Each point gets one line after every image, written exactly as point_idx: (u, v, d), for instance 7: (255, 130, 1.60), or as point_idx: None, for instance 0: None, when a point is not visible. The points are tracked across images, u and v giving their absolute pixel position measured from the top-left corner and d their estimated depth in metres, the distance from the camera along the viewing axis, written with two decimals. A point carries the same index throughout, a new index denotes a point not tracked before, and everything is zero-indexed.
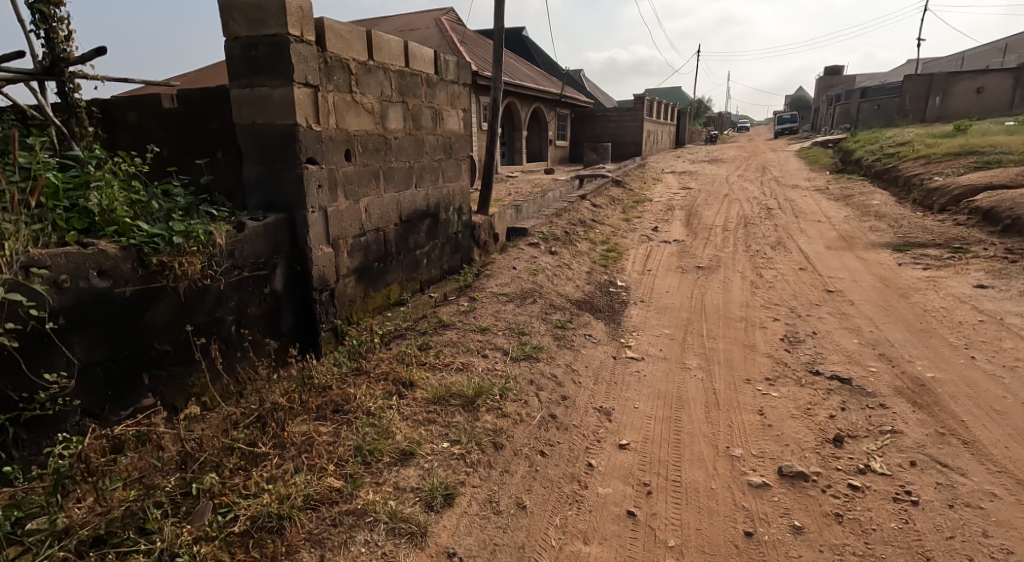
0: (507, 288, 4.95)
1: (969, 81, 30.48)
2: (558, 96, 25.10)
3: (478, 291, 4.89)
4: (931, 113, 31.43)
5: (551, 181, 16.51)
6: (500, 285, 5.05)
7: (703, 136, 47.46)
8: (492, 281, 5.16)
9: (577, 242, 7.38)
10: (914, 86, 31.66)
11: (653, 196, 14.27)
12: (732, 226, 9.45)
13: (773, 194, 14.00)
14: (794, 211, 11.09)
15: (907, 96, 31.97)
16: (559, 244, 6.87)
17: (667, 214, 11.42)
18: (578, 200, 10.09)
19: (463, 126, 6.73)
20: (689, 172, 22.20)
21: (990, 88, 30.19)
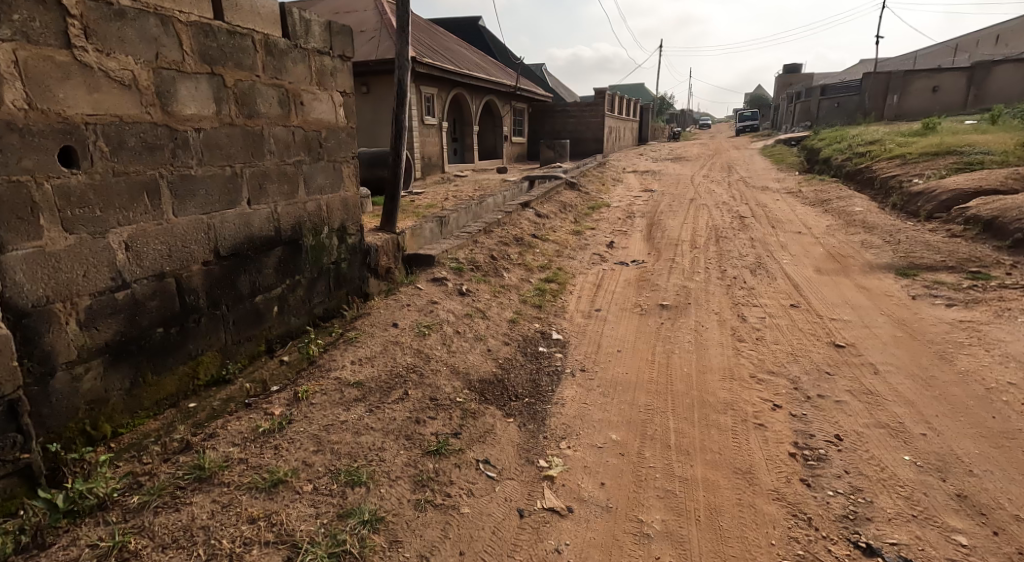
0: (368, 368, 3.23)
1: (926, 80, 29.97)
2: (513, 89, 23.35)
3: (323, 376, 3.11)
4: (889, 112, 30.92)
5: (500, 182, 14.81)
6: (361, 359, 3.31)
7: (664, 133, 46.46)
8: (353, 352, 3.39)
9: (506, 270, 5.67)
10: (872, 85, 31.64)
11: (611, 200, 12.65)
12: (701, 241, 7.89)
13: (742, 198, 12.60)
14: (771, 221, 9.64)
15: (866, 95, 31.89)
16: (479, 277, 5.15)
17: (626, 223, 9.82)
18: (519, 208, 8.38)
19: (341, 116, 4.92)
20: (652, 171, 20.78)
21: (946, 87, 29.68)
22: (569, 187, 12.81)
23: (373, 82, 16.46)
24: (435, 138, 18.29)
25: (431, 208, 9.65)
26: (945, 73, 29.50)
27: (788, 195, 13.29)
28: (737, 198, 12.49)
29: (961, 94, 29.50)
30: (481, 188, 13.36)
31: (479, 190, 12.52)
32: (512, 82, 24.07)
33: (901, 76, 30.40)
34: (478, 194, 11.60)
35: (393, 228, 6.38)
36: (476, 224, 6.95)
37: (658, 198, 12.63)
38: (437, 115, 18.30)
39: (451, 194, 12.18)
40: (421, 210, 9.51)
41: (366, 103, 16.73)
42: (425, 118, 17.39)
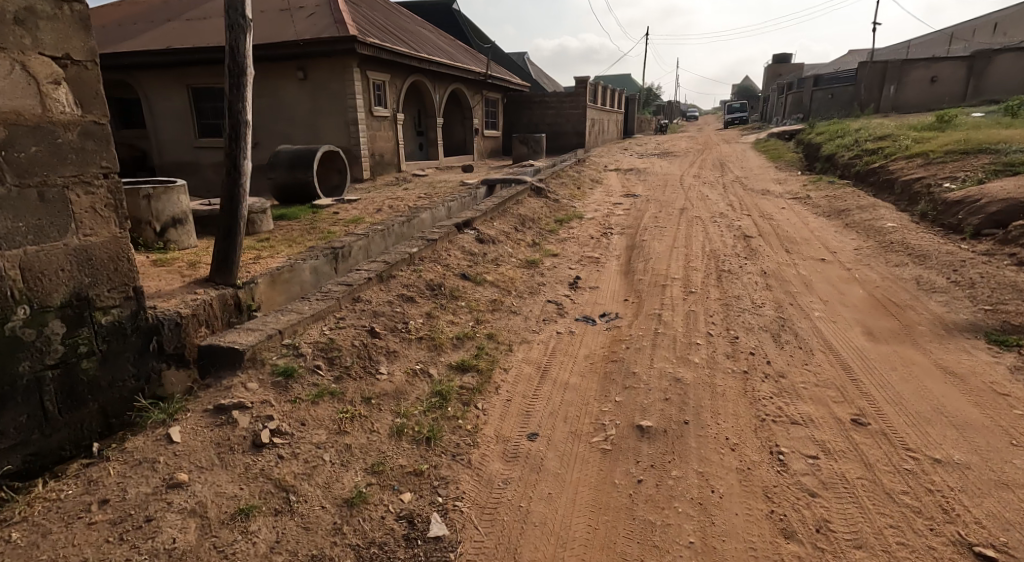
0: None
1: (923, 70, 28.13)
2: (482, 77, 21.18)
3: None
4: (885, 104, 29.16)
5: (459, 184, 12.69)
6: None
7: (650, 126, 44.52)
8: None
9: (392, 355, 3.51)
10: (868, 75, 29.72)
11: (586, 209, 10.55)
12: (694, 279, 5.83)
13: (742, 207, 10.55)
14: (782, 243, 7.58)
15: (862, 85, 29.96)
16: (325, 389, 3.01)
17: (600, 246, 7.74)
18: (452, 231, 6.27)
19: (65, 101, 2.79)
20: (636, 169, 18.71)
21: (944, 77, 27.88)
22: (534, 193, 10.70)
23: (311, 66, 14.36)
24: (389, 132, 16.11)
25: (348, 228, 7.54)
26: (944, 62, 27.70)
27: (795, 202, 11.24)
28: (736, 207, 10.42)
29: (962, 85, 27.63)
30: (431, 194, 11.27)
31: (427, 197, 10.40)
32: (483, 69, 21.88)
33: (897, 65, 28.62)
34: (421, 204, 9.47)
35: (235, 279, 4.22)
36: (370, 265, 4.79)
37: (641, 207, 10.56)
38: (391, 107, 16.11)
39: (391, 202, 10.04)
40: (334, 231, 7.42)
41: (304, 92, 14.65)
42: (374, 108, 15.21)
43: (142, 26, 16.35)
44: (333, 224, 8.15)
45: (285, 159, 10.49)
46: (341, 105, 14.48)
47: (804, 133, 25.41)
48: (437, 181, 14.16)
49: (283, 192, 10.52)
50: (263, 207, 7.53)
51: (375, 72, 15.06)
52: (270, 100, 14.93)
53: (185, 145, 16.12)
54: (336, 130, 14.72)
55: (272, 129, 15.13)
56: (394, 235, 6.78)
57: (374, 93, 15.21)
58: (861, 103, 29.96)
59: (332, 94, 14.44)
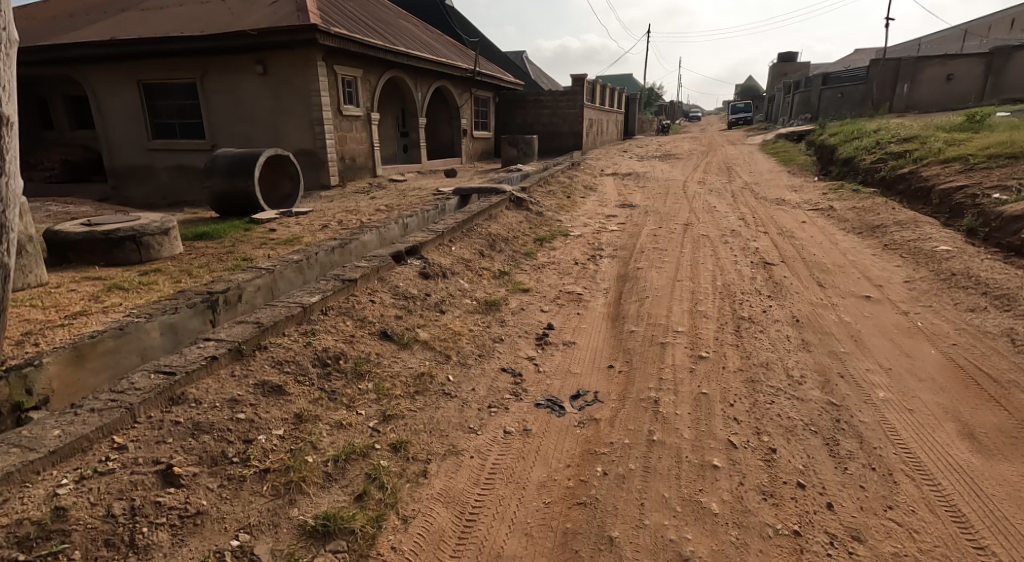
0: None
1: (938, 67, 26.61)
2: (469, 73, 19.75)
3: None
4: (898, 103, 27.68)
5: (433, 192, 11.27)
6: None
7: (651, 126, 43.02)
8: None
9: (163, 547, 2.17)
10: (880, 72, 28.21)
11: (574, 223, 9.12)
12: (703, 332, 4.37)
13: (756, 221, 9.08)
14: (811, 272, 6.12)
15: (873, 83, 28.43)
16: None
17: (585, 276, 6.30)
18: (385, 263, 4.81)
19: None
20: (635, 174, 17.31)
21: (961, 75, 26.34)
22: (514, 204, 9.26)
23: (271, 60, 12.95)
24: (362, 134, 14.77)
25: (271, 253, 6.09)
26: (961, 58, 26.14)
27: (816, 216, 9.78)
28: (747, 221, 8.97)
29: (979, 83, 26.10)
30: (398, 204, 9.85)
31: (388, 209, 8.97)
32: (471, 65, 20.46)
33: (911, 62, 27.09)
34: (376, 218, 8.04)
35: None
36: (234, 326, 3.29)
37: (638, 222, 9.10)
38: (363, 105, 14.71)
39: (344, 215, 8.61)
40: (253, 256, 5.99)
41: (264, 88, 13.25)
42: (343, 106, 13.80)
43: (91, 16, 14.92)
44: (259, 246, 6.71)
45: (224, 164, 9.04)
46: (305, 103, 13.07)
47: (814, 134, 23.95)
48: (411, 188, 12.74)
49: (222, 203, 9.11)
50: (167, 226, 6.08)
51: (344, 66, 13.67)
52: (229, 98, 13.57)
53: (137, 146, 14.68)
54: (301, 131, 13.33)
55: (231, 130, 13.81)
56: (318, 266, 5.35)
57: (343, 90, 13.81)
58: (873, 103, 28.45)
59: (295, 91, 13.03)
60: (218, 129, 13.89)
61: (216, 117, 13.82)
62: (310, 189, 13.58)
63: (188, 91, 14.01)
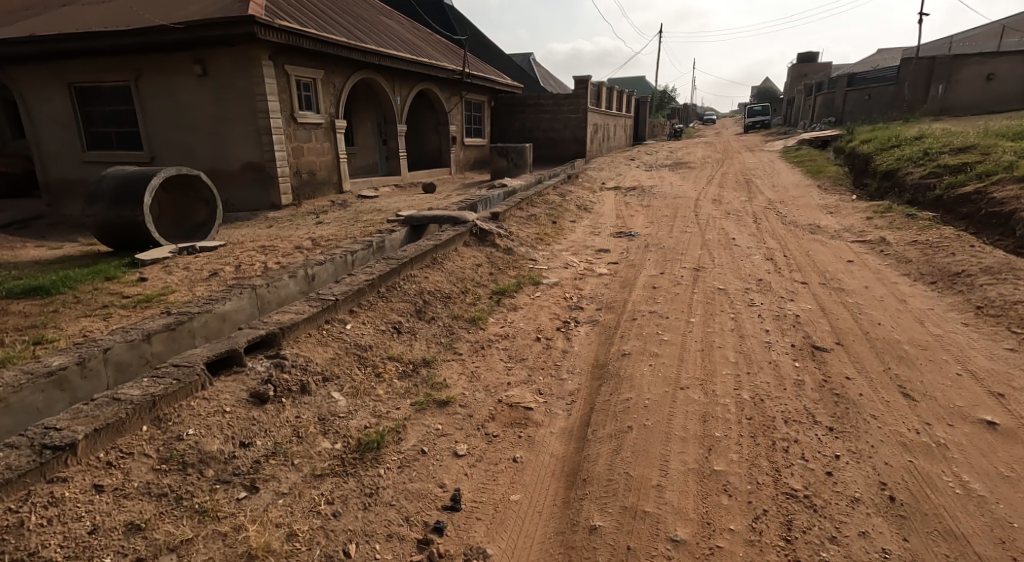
0: None
1: (977, 66, 24.21)
2: (457, 74, 17.91)
3: None
4: (931, 105, 25.26)
5: (393, 217, 9.44)
6: None
7: (664, 131, 40.83)
8: None
9: None
10: (912, 72, 25.87)
11: (554, 264, 7.26)
12: (722, 547, 2.47)
13: (787, 263, 7.09)
14: (882, 367, 4.11)
15: (904, 83, 26.11)
16: None
17: (545, 366, 4.32)
18: (175, 387, 2.85)
19: None
20: (641, 188, 15.41)
21: (1003, 74, 23.94)
22: (477, 242, 7.34)
23: (211, 59, 11.07)
24: (323, 143, 12.93)
25: (82, 336, 4.19)
26: (1002, 56, 23.82)
27: (862, 255, 7.76)
28: (776, 263, 6.96)
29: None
30: (340, 235, 8.01)
31: (314, 243, 7.09)
32: (460, 66, 18.61)
33: (946, 60, 24.70)
34: (286, 262, 6.15)
35: None
36: None
37: (633, 267, 7.13)
38: (325, 112, 12.88)
39: (254, 254, 6.72)
40: (53, 339, 4.10)
41: (205, 92, 11.35)
42: (298, 113, 11.97)
43: (20, 10, 13.14)
44: (91, 313, 4.82)
45: (109, 189, 7.09)
46: (250, 110, 11.18)
47: (841, 141, 21.85)
48: (372, 210, 10.90)
49: (107, 237, 7.20)
50: None
51: (299, 66, 11.84)
52: (165, 103, 11.67)
53: (70, 158, 12.86)
54: (246, 141, 11.44)
55: (171, 140, 11.91)
56: (110, 371, 3.43)
57: (298, 94, 11.98)
58: (905, 105, 26.11)
59: (239, 94, 11.14)
60: (155, 138, 11.99)
61: (152, 125, 11.91)
62: (259, 209, 11.74)
63: (123, 95, 12.13)
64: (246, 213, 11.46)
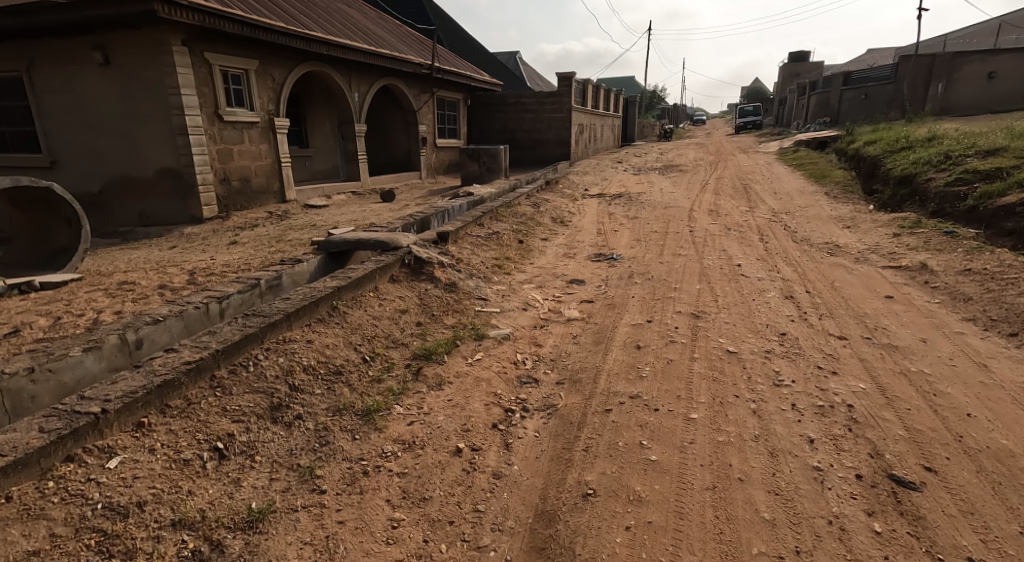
0: None
1: (979, 63, 22.84)
2: (425, 68, 16.19)
3: None
4: (931, 104, 23.78)
5: (325, 235, 7.77)
6: None
7: (654, 131, 39.35)
8: None
9: None
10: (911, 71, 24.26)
11: (511, 305, 5.66)
12: None
13: (811, 305, 5.46)
14: (1021, 535, 2.47)
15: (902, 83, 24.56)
16: None
17: (456, 518, 2.67)
18: None
19: None
20: (628, 195, 13.85)
21: (1005, 72, 22.60)
22: (411, 277, 5.65)
23: (114, 45, 9.24)
24: (258, 144, 11.12)
25: None
26: (1005, 53, 22.47)
27: (900, 291, 6.17)
28: (799, 307, 5.33)
29: None
30: (243, 261, 6.32)
31: (191, 278, 5.35)
32: (428, 59, 16.88)
33: (947, 57, 23.23)
34: (127, 313, 4.40)
35: None
36: None
37: (613, 313, 5.47)
38: (260, 109, 11.10)
39: (99, 295, 4.96)
40: None
41: (109, 84, 9.50)
42: (225, 110, 10.19)
43: None
44: None
45: None
46: (161, 105, 9.34)
47: (842, 142, 20.45)
48: (306, 226, 9.18)
49: None
50: None
51: (226, 55, 10.06)
52: (64, 98, 9.78)
53: None
54: (160, 143, 9.60)
55: (72, 141, 9.98)
56: None
57: (225, 88, 10.20)
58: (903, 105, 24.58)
59: (148, 86, 9.30)
60: (57, 140, 10.07)
61: (50, 124, 10.01)
62: (177, 223, 9.91)
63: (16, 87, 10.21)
64: (160, 229, 9.66)
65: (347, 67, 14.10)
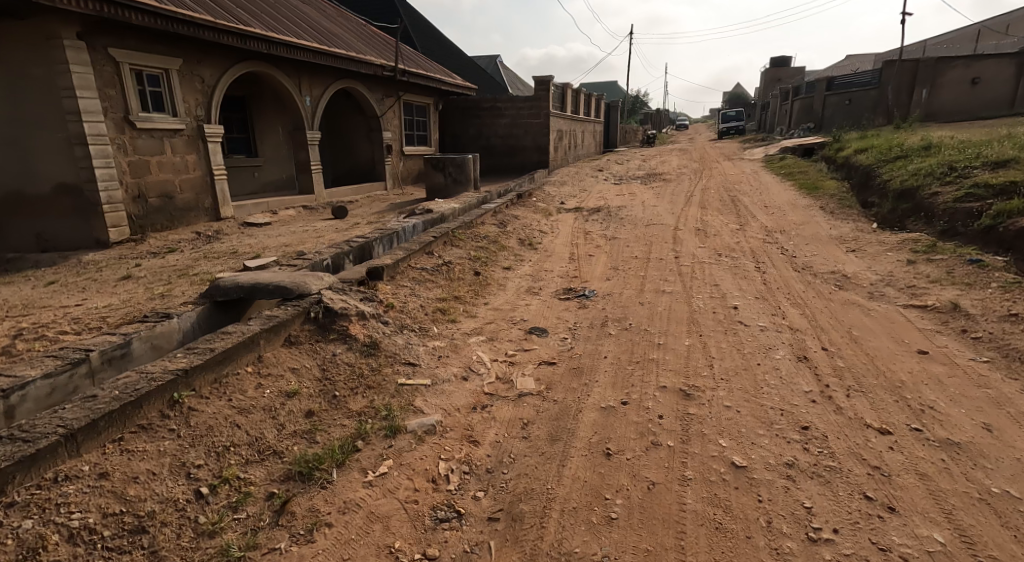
0: None
1: (961, 69, 22.14)
2: (386, 69, 14.85)
3: None
4: (915, 111, 22.95)
5: (240, 268, 6.46)
6: None
7: (636, 137, 38.46)
8: None
9: None
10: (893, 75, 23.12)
11: (450, 371, 4.40)
12: None
13: (834, 373, 4.25)
14: None
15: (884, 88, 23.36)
16: None
17: None
18: None
19: None
20: (608, 208, 12.69)
21: (988, 78, 21.93)
22: (317, 338, 4.33)
23: None
24: (184, 154, 9.72)
25: None
26: (988, 59, 21.78)
27: (934, 344, 5.00)
28: (819, 378, 4.11)
29: (1010, 87, 21.71)
30: (116, 307, 5.00)
31: (12, 347, 3.99)
32: (391, 59, 15.55)
33: (931, 63, 22.45)
34: None
35: None
36: None
37: (580, 386, 4.21)
38: (185, 114, 9.70)
39: None
40: None
41: None
42: (138, 116, 8.79)
43: None
44: None
45: None
46: (55, 110, 7.94)
47: (830, 149, 19.54)
48: (227, 252, 7.79)
49: None
50: None
51: (136, 51, 8.67)
52: None
53: None
54: (55, 153, 8.18)
55: None
56: None
57: (138, 89, 8.81)
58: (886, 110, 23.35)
59: (38, 87, 7.90)
60: None
61: None
62: (80, 249, 8.49)
63: None
64: (56, 255, 8.19)
65: (296, 67, 12.73)
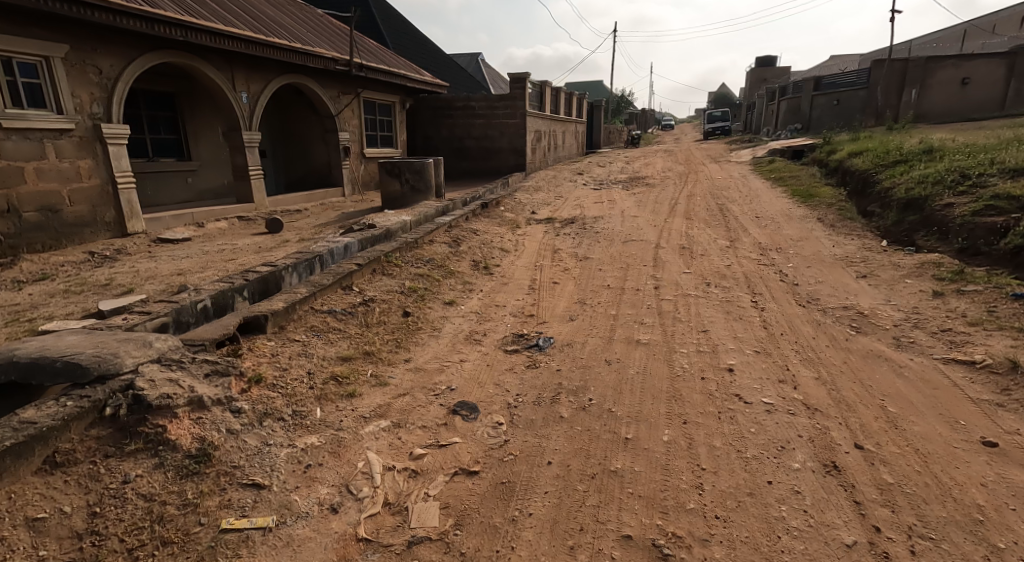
0: None
1: (951, 68, 21.06)
2: (341, 62, 13.30)
3: None
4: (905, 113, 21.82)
5: (94, 311, 4.99)
6: None
7: (621, 137, 37.23)
8: None
9: None
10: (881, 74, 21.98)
11: (320, 494, 2.97)
12: None
13: (884, 500, 2.89)
14: None
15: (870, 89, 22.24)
16: None
17: None
18: None
19: None
20: (583, 218, 11.32)
21: (978, 78, 20.86)
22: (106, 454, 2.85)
23: None
24: (74, 158, 8.15)
25: None
26: (978, 59, 20.70)
27: (1005, 429, 3.66)
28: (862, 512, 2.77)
29: (1001, 88, 20.64)
30: None
31: None
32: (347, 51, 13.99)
33: (921, 62, 21.35)
34: None
35: None
36: None
37: (503, 529, 2.81)
38: (76, 111, 8.11)
39: None
40: None
41: None
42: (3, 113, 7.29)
43: None
44: None
45: None
46: None
47: (822, 151, 18.35)
48: (100, 283, 6.27)
49: None
50: None
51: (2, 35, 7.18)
52: None
53: None
54: None
55: None
56: None
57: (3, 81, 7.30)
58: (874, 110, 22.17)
59: None
60: None
61: None
62: None
63: None
64: None
65: (228, 59, 11.18)
